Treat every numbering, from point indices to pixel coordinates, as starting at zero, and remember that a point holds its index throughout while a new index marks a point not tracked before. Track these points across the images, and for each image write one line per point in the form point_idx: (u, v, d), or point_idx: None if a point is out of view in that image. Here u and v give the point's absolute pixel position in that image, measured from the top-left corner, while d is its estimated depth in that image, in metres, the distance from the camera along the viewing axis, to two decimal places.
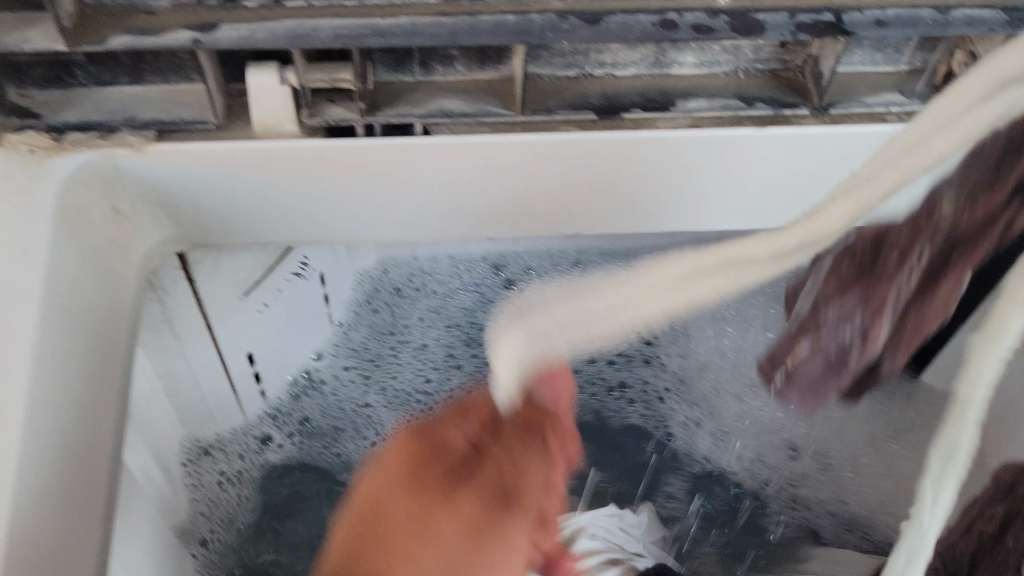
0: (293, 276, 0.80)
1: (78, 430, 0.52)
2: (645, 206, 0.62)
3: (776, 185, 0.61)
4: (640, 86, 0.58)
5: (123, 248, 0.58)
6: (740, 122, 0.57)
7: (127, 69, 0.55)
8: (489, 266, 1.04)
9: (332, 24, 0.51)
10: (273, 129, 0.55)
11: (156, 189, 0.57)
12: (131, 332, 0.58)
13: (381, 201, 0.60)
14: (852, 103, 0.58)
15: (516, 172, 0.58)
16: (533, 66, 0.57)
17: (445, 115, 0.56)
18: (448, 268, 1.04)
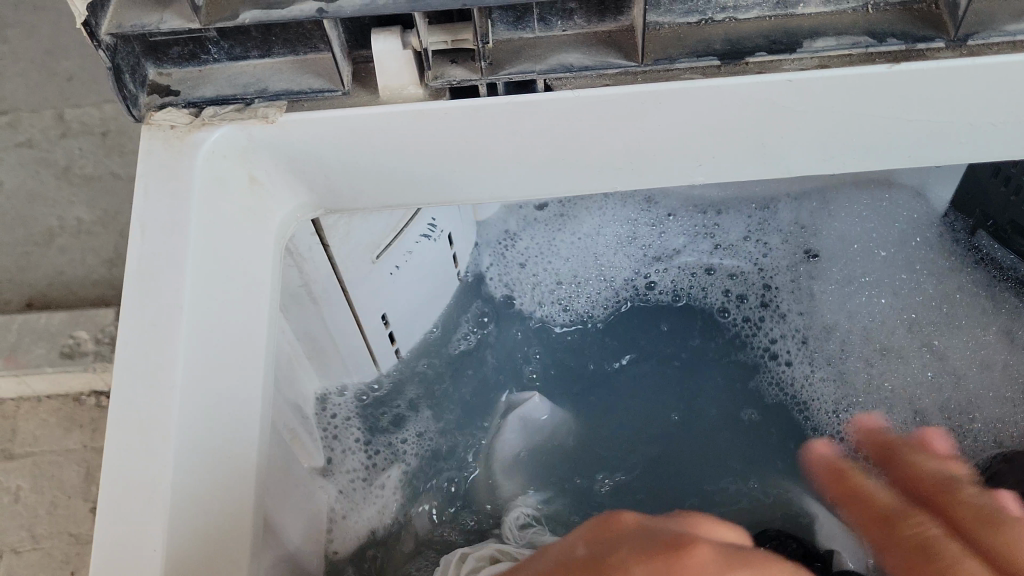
0: (423, 238, 0.82)
1: (229, 393, 0.55)
2: (774, 147, 0.60)
3: (913, 121, 0.59)
4: (763, 28, 0.56)
5: (261, 216, 0.60)
6: (871, 59, 0.55)
7: (258, 43, 0.56)
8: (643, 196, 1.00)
9: None
10: (399, 94, 0.57)
11: (288, 158, 0.59)
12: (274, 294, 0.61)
13: (502, 157, 0.60)
14: (991, 32, 0.55)
15: (645, 122, 0.58)
16: (654, 14, 0.56)
17: (566, 70, 0.55)
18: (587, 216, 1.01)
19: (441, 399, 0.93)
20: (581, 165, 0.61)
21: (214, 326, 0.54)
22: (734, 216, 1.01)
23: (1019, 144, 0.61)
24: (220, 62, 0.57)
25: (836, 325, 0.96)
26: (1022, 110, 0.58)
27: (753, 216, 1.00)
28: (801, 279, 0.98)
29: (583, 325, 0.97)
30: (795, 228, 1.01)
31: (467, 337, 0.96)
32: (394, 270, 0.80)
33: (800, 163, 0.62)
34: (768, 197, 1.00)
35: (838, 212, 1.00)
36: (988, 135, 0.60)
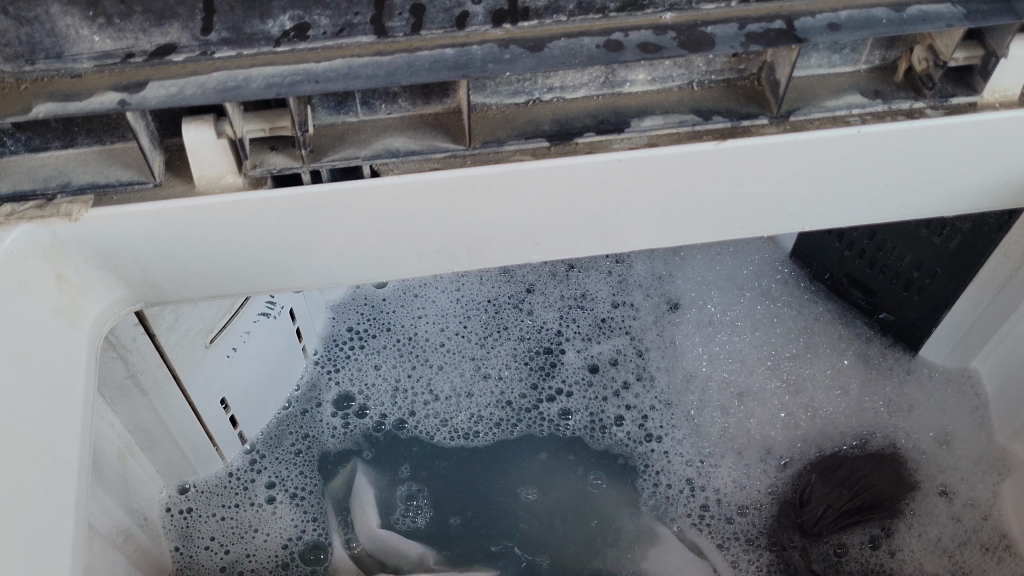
0: (261, 316, 0.79)
1: (38, 515, 0.50)
2: (610, 224, 0.59)
3: (743, 194, 0.59)
4: (591, 107, 0.56)
5: (72, 316, 0.56)
6: (698, 136, 0.55)
7: (60, 133, 0.53)
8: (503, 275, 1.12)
9: (263, 73, 0.49)
10: (214, 184, 0.53)
11: (100, 253, 0.55)
12: (86, 402, 0.56)
13: (332, 245, 0.57)
14: (811, 108, 0.56)
15: (477, 206, 0.56)
16: (479, 96, 0.55)
17: (391, 154, 0.54)
18: (473, 281, 1.12)
19: (303, 452, 0.94)
20: (417, 249, 0.59)
21: (10, 453, 0.49)
22: (593, 275, 1.12)
23: (847, 213, 0.62)
24: (18, 154, 0.54)
25: (689, 376, 1.01)
26: (846, 182, 0.59)
27: (610, 272, 1.13)
28: (667, 327, 1.06)
29: (454, 409, 0.99)
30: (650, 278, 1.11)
31: (338, 423, 0.97)
32: (231, 352, 0.76)
33: (640, 240, 0.61)
34: (619, 260, 1.13)
35: (683, 271, 1.11)
36: (819, 206, 0.61)
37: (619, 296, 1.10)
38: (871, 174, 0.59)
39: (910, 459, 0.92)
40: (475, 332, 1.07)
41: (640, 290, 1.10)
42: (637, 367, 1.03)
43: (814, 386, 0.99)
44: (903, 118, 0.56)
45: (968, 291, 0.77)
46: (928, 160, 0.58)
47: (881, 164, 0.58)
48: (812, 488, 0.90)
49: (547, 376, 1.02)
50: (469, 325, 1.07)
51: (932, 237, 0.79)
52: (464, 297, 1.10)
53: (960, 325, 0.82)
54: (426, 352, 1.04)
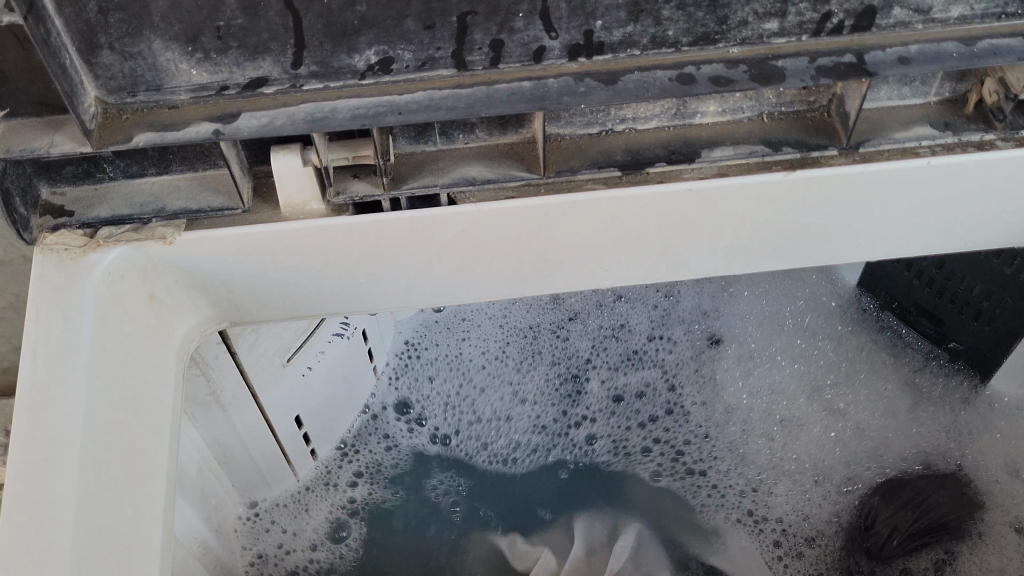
0: (334, 337, 0.81)
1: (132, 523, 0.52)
2: (680, 251, 0.61)
3: (812, 225, 0.60)
4: (663, 138, 0.57)
5: (163, 333, 0.58)
6: (768, 167, 0.56)
7: (155, 161, 0.56)
8: (548, 301, 1.12)
9: (349, 105, 0.51)
10: (299, 210, 0.56)
11: (191, 275, 0.58)
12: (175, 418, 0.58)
13: (408, 269, 0.59)
14: (881, 140, 0.57)
15: (549, 234, 0.58)
16: (554, 127, 0.57)
17: (469, 183, 0.55)
18: (519, 307, 1.11)
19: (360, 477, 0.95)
20: (489, 274, 0.61)
21: (110, 461, 0.52)
22: (638, 306, 1.11)
23: (917, 244, 0.63)
24: (115, 179, 0.57)
25: (730, 407, 1.01)
26: (915, 213, 0.60)
27: (657, 304, 1.11)
28: (705, 364, 1.06)
29: (496, 438, 1.00)
30: (696, 310, 1.10)
31: (402, 429, 1.00)
32: (306, 371, 0.79)
33: (708, 268, 0.63)
34: (669, 289, 1.11)
35: (739, 294, 1.10)
36: (888, 236, 0.62)
37: (657, 330, 1.09)
38: (940, 206, 0.59)
39: (967, 487, 0.92)
40: (521, 360, 1.07)
41: (682, 324, 1.09)
42: (681, 402, 1.02)
43: (876, 406, 0.99)
44: (973, 150, 0.56)
45: None
46: (1000, 193, 0.59)
47: (952, 195, 0.58)
48: (875, 509, 0.91)
49: (594, 407, 1.02)
50: (514, 353, 1.08)
51: (1002, 267, 0.78)
52: (508, 321, 1.10)
53: None
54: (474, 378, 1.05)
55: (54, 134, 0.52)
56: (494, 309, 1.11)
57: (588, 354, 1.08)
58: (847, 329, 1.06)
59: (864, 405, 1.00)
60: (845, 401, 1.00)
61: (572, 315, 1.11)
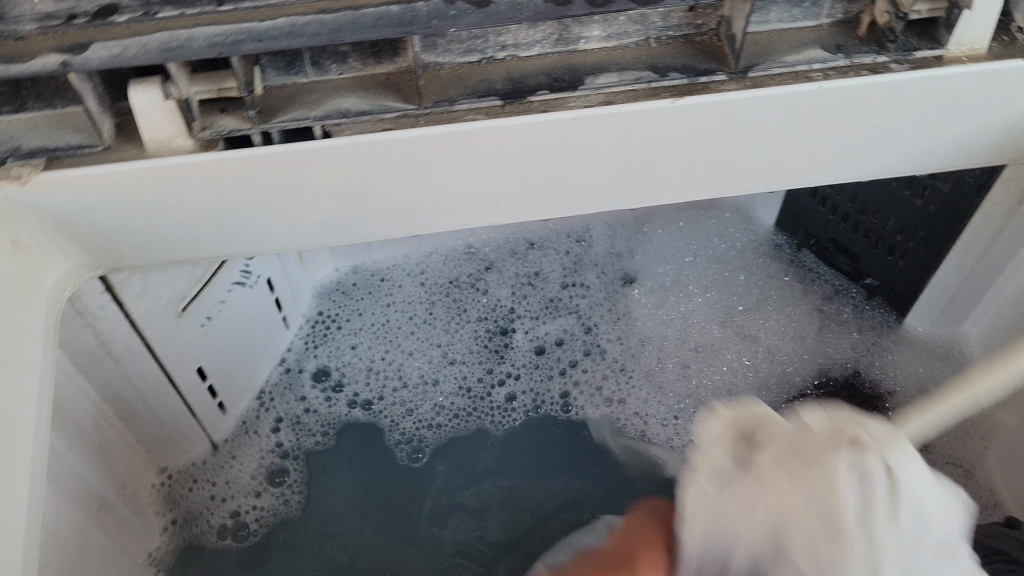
0: (236, 284, 0.79)
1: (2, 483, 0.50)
2: (571, 186, 0.59)
3: (704, 155, 0.58)
4: (545, 65, 0.55)
5: (29, 282, 0.56)
6: (656, 93, 0.54)
7: (10, 98, 0.53)
8: (463, 251, 1.11)
9: (207, 33, 0.48)
10: (164, 147, 0.53)
11: (56, 219, 0.55)
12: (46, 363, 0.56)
13: (287, 208, 0.57)
14: (771, 63, 0.55)
15: (432, 169, 0.56)
16: (430, 55, 0.55)
17: (342, 115, 0.53)
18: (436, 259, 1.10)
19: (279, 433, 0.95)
20: (374, 213, 0.59)
21: None
22: (553, 252, 1.11)
23: (817, 171, 0.61)
24: None
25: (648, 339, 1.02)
26: (809, 140, 0.58)
27: (571, 250, 1.11)
28: (618, 302, 1.06)
29: (420, 399, 0.98)
30: (610, 252, 1.10)
31: (319, 397, 0.98)
32: (206, 320, 0.77)
33: (602, 203, 0.61)
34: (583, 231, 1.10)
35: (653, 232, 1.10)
36: (785, 166, 0.60)
37: (571, 277, 1.09)
38: (835, 132, 0.58)
39: (882, 391, 0.95)
40: (439, 312, 1.06)
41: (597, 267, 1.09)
42: (601, 342, 1.02)
43: (788, 329, 1.01)
44: (867, 73, 0.55)
45: (951, 253, 0.76)
46: (898, 111, 0.57)
47: (847, 120, 0.57)
48: (787, 424, 0.92)
49: (512, 354, 1.02)
50: (433, 307, 1.07)
51: (913, 199, 0.77)
52: (427, 277, 1.09)
53: (946, 283, 0.81)
54: (393, 333, 1.04)
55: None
56: (410, 262, 1.10)
57: (505, 302, 1.07)
58: (761, 264, 1.06)
59: (772, 334, 1.01)
60: (757, 330, 1.01)
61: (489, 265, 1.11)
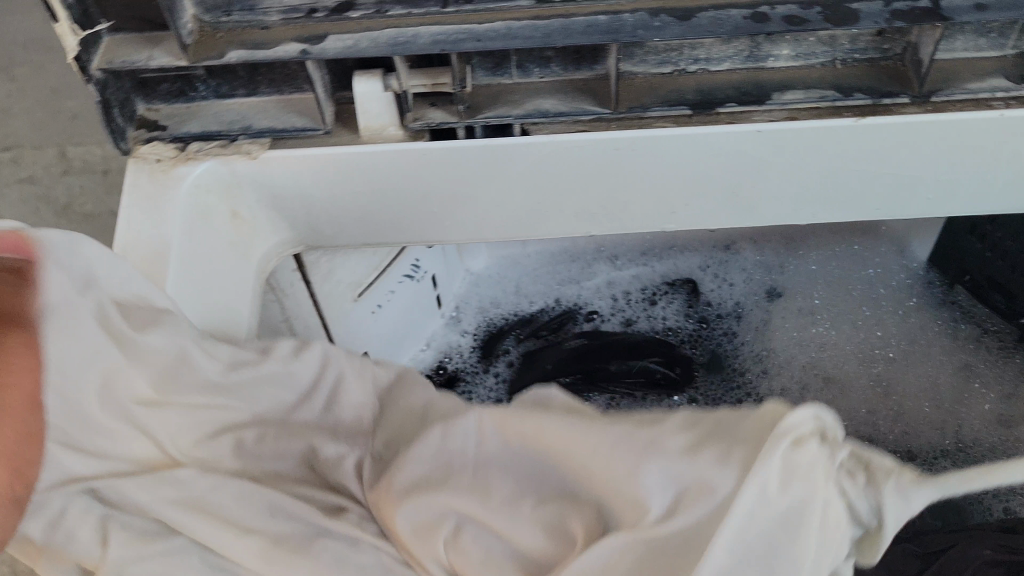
0: (406, 277, 0.84)
1: None
2: (748, 197, 0.62)
3: (875, 176, 0.60)
4: (734, 80, 0.58)
5: (244, 250, 0.61)
6: (838, 113, 0.57)
7: (245, 82, 0.59)
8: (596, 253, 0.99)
9: (430, 31, 0.53)
10: (380, 135, 0.58)
11: (272, 194, 0.61)
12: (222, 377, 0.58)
13: (481, 207, 0.62)
14: (953, 90, 0.57)
15: (615, 169, 0.59)
16: (627, 64, 0.58)
17: (542, 115, 0.57)
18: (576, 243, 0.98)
19: None
20: (556, 208, 0.63)
21: None
22: (692, 256, 0.98)
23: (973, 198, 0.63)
24: (208, 99, 0.59)
25: (773, 350, 0.92)
26: (985, 165, 0.60)
27: (711, 258, 0.98)
28: (759, 313, 0.95)
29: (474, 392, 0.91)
30: (755, 263, 0.98)
31: None
32: (375, 308, 0.82)
33: (768, 216, 0.64)
34: (728, 245, 0.98)
35: (807, 255, 0.98)
36: (958, 192, 0.62)
37: (712, 273, 0.97)
38: (1008, 158, 0.59)
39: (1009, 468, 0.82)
40: (548, 277, 0.98)
41: (742, 273, 0.97)
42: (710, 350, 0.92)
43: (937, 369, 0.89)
44: None
45: None
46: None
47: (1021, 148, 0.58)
48: None
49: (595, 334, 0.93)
50: (543, 275, 0.98)
51: None
52: (546, 264, 0.99)
53: None
54: (499, 305, 0.97)
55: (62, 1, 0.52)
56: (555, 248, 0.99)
57: (610, 287, 0.97)
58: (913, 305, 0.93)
59: (911, 391, 0.88)
60: (913, 364, 0.90)
61: (612, 259, 0.98)
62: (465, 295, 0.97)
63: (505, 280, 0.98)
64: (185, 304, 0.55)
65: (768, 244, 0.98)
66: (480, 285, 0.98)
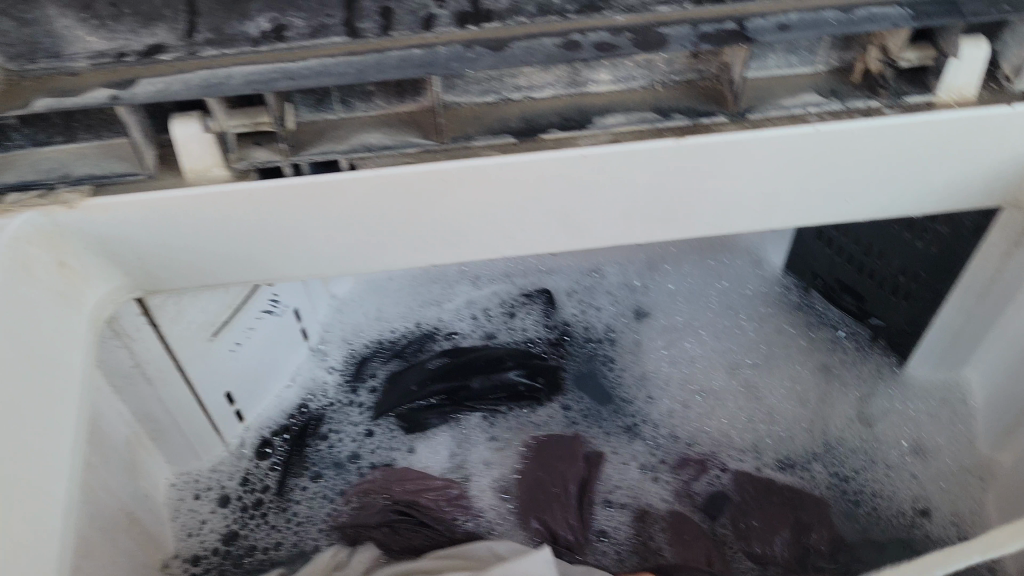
0: (265, 312, 0.84)
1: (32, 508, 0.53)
2: (580, 220, 0.63)
3: (700, 195, 0.62)
4: (556, 106, 0.59)
5: (73, 299, 0.60)
6: (659, 133, 0.58)
7: (61, 129, 0.57)
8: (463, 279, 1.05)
9: (243, 71, 0.52)
10: (203, 176, 0.57)
11: (98, 241, 0.59)
12: (77, 437, 0.59)
13: (315, 242, 0.62)
14: (769, 107, 0.58)
15: (445, 199, 0.60)
16: (450, 95, 0.59)
17: (367, 149, 0.57)
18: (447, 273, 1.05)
19: (264, 459, 0.89)
20: (392, 239, 0.62)
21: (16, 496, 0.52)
22: (563, 275, 1.06)
23: (802, 213, 0.65)
24: (25, 147, 0.58)
25: (649, 373, 0.97)
26: (804, 180, 0.62)
27: (575, 280, 1.06)
28: (626, 331, 1.01)
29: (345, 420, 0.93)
30: (620, 283, 1.06)
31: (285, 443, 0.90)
32: (234, 346, 0.81)
33: (601, 238, 0.65)
34: (595, 268, 1.07)
35: (665, 273, 1.06)
36: (780, 205, 0.64)
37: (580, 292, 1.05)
38: (823, 172, 0.61)
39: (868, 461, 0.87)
40: (416, 300, 1.03)
41: (608, 293, 1.05)
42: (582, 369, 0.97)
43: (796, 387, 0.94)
44: (858, 116, 0.58)
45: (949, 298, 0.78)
46: (866, 161, 0.61)
47: (834, 164, 0.61)
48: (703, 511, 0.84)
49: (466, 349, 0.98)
50: (410, 298, 1.03)
51: (914, 241, 0.80)
52: (413, 290, 1.04)
53: (947, 324, 0.82)
54: (367, 328, 1.00)
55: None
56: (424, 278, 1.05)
57: (478, 306, 1.03)
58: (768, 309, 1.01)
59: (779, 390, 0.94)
60: (774, 373, 0.96)
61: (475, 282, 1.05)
62: (333, 321, 1.00)
63: (373, 305, 1.02)
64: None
65: (624, 265, 1.07)
66: (348, 312, 1.01)
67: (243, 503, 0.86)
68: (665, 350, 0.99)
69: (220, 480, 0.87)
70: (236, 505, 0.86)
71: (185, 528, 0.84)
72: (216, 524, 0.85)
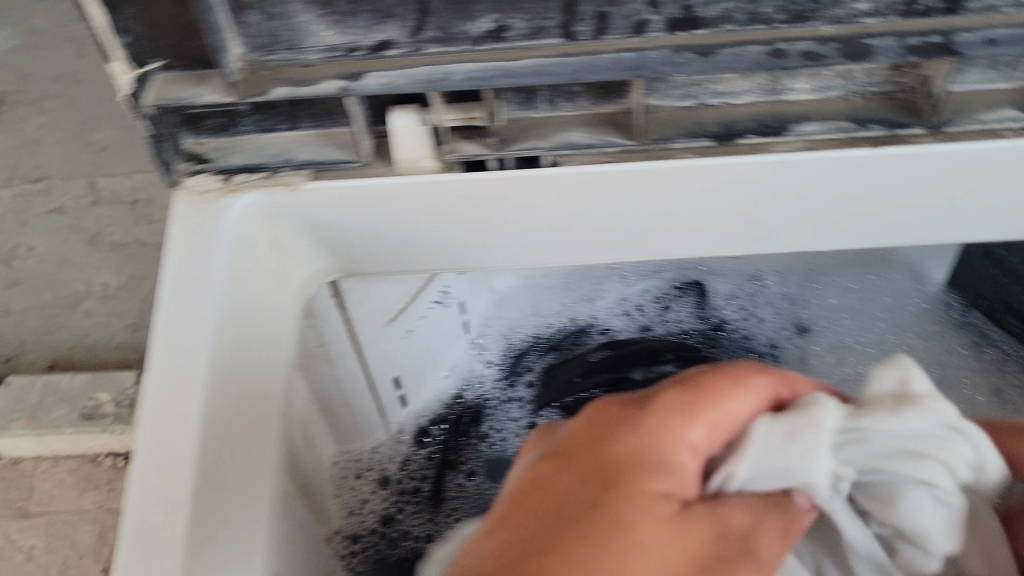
0: (435, 303, 0.87)
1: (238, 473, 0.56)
2: (766, 226, 0.64)
3: (888, 206, 0.63)
4: (754, 113, 0.61)
5: (283, 275, 0.64)
6: (855, 143, 0.59)
7: (287, 117, 0.62)
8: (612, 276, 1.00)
9: (465, 68, 0.56)
10: (414, 166, 0.61)
11: (311, 224, 0.63)
12: (281, 409, 0.62)
13: (510, 234, 0.65)
14: (965, 120, 0.59)
15: (639, 199, 0.62)
16: (652, 99, 0.61)
17: (569, 146, 0.60)
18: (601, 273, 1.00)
19: (423, 449, 0.93)
20: (583, 235, 0.65)
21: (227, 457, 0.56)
22: (720, 281, 1.01)
23: (999, 221, 0.65)
24: (251, 132, 0.63)
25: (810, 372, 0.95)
26: (997, 195, 0.62)
27: (737, 287, 1.01)
28: (787, 348, 0.97)
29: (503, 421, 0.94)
30: (780, 295, 1.01)
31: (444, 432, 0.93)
32: (406, 332, 0.85)
33: (783, 244, 0.66)
34: (754, 274, 1.01)
35: (824, 288, 1.00)
36: (968, 219, 0.64)
37: (740, 302, 1.00)
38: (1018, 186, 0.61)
39: None
40: (568, 297, 1.01)
41: (768, 304, 1.00)
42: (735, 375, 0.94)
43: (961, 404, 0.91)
44: None
45: None
46: None
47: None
48: None
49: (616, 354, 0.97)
50: (562, 296, 1.01)
51: None
52: (566, 288, 1.01)
53: None
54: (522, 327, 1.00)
55: (116, 44, 0.55)
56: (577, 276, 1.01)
57: (630, 307, 1.00)
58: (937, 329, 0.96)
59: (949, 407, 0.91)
60: (931, 396, 0.93)
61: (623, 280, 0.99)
62: (487, 316, 1.00)
63: (527, 302, 1.01)
64: (224, 325, 0.58)
65: (790, 272, 1.01)
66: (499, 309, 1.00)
67: (403, 488, 0.90)
68: (834, 367, 0.95)
69: (379, 461, 0.92)
70: (396, 488, 0.90)
71: (346, 509, 0.87)
72: (375, 505, 0.88)
